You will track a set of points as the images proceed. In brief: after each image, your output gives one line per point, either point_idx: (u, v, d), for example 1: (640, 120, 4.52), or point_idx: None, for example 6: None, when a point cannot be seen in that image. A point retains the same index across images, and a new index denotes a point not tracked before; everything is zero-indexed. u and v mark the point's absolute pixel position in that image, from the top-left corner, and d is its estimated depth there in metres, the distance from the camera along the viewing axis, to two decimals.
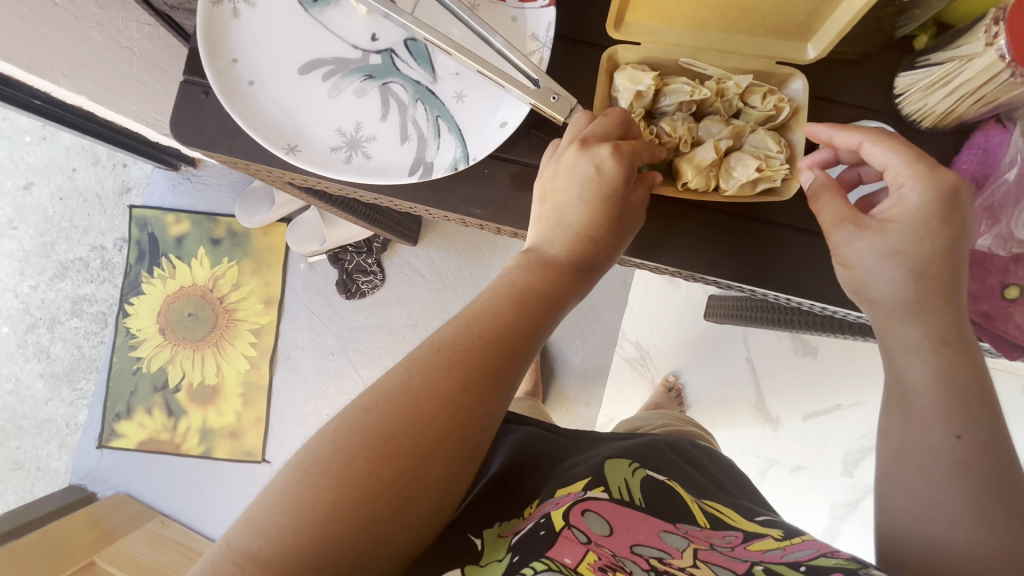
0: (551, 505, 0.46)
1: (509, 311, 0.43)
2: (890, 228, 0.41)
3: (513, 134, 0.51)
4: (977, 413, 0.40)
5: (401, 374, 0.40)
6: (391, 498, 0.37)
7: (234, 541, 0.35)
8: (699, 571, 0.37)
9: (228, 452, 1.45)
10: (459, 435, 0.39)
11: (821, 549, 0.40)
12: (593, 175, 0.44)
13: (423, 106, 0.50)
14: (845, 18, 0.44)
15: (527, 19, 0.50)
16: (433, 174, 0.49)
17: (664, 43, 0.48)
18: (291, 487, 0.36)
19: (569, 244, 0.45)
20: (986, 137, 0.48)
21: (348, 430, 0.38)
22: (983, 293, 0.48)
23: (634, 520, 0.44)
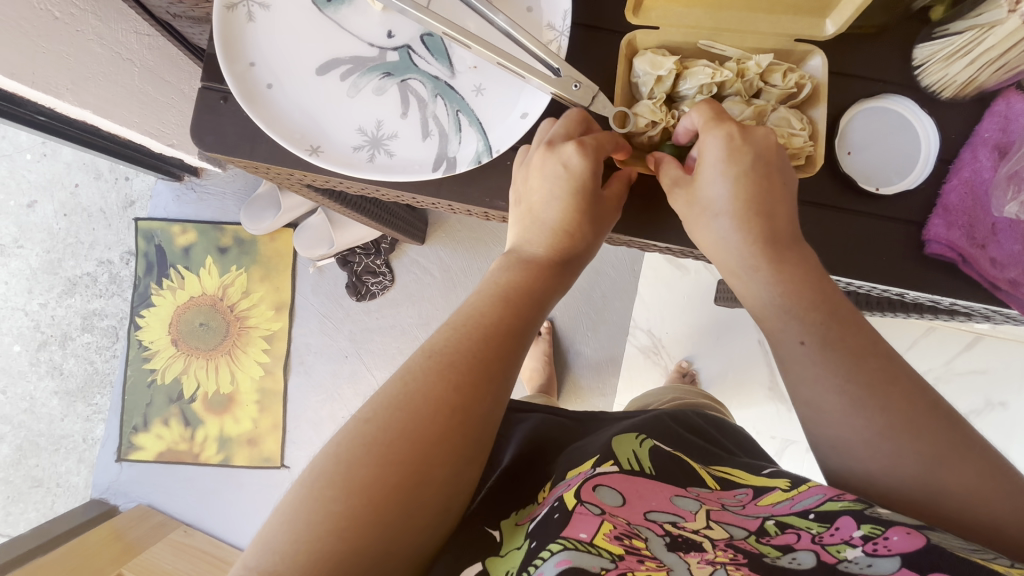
0: (563, 487, 0.44)
1: (497, 310, 0.44)
2: (698, 178, 0.45)
3: (534, 125, 0.51)
4: (817, 311, 0.42)
5: (396, 383, 0.41)
6: (399, 503, 0.37)
7: (249, 562, 0.35)
8: (714, 533, 0.38)
9: (248, 459, 1.45)
10: (458, 433, 0.39)
11: (827, 492, 0.39)
12: (562, 173, 0.45)
13: (442, 100, 0.50)
14: None
15: (543, 9, 0.50)
16: (457, 168, 0.49)
17: (683, 25, 0.48)
18: (298, 503, 0.37)
19: (548, 241, 0.47)
20: (1008, 105, 0.48)
21: (352, 442, 0.39)
22: (1012, 260, 0.48)
23: (646, 488, 0.43)
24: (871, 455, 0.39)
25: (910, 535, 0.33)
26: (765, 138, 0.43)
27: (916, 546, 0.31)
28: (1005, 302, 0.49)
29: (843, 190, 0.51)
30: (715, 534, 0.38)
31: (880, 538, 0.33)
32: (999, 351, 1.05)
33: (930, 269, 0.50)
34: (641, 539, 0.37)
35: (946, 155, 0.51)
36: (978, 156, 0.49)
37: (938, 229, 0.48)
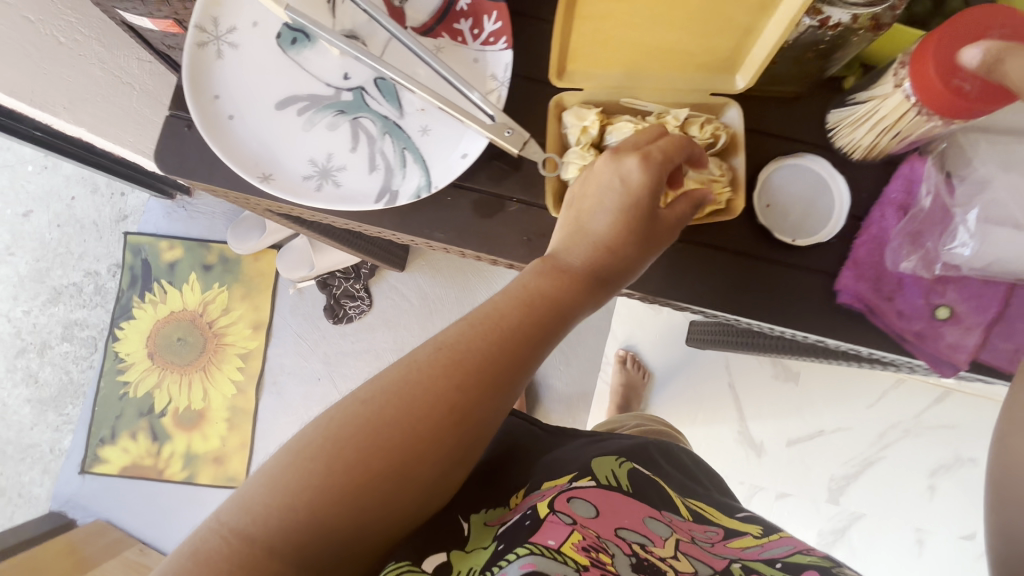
0: (539, 496, 0.47)
1: (515, 315, 0.44)
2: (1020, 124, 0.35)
3: (474, 165, 0.54)
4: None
5: (395, 368, 0.42)
6: (381, 487, 0.38)
7: (224, 514, 0.37)
8: (680, 564, 0.41)
9: (212, 477, 1.45)
10: (452, 431, 0.40)
11: (795, 547, 0.46)
12: (618, 183, 0.45)
13: (390, 138, 0.54)
14: (765, 51, 0.46)
15: (488, 61, 0.55)
16: (398, 201, 0.53)
17: (608, 85, 0.51)
18: (282, 469, 0.38)
19: (587, 254, 0.46)
20: (911, 168, 0.52)
21: (345, 419, 0.39)
22: (916, 314, 0.52)
23: (619, 505, 0.47)
24: None
25: None
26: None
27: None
28: (912, 352, 0.52)
29: (759, 239, 0.54)
30: (681, 565, 0.41)
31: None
32: (969, 407, 1.09)
33: (842, 321, 0.53)
34: (607, 555, 0.38)
35: (857, 212, 0.54)
36: (885, 215, 0.52)
37: (849, 280, 0.52)
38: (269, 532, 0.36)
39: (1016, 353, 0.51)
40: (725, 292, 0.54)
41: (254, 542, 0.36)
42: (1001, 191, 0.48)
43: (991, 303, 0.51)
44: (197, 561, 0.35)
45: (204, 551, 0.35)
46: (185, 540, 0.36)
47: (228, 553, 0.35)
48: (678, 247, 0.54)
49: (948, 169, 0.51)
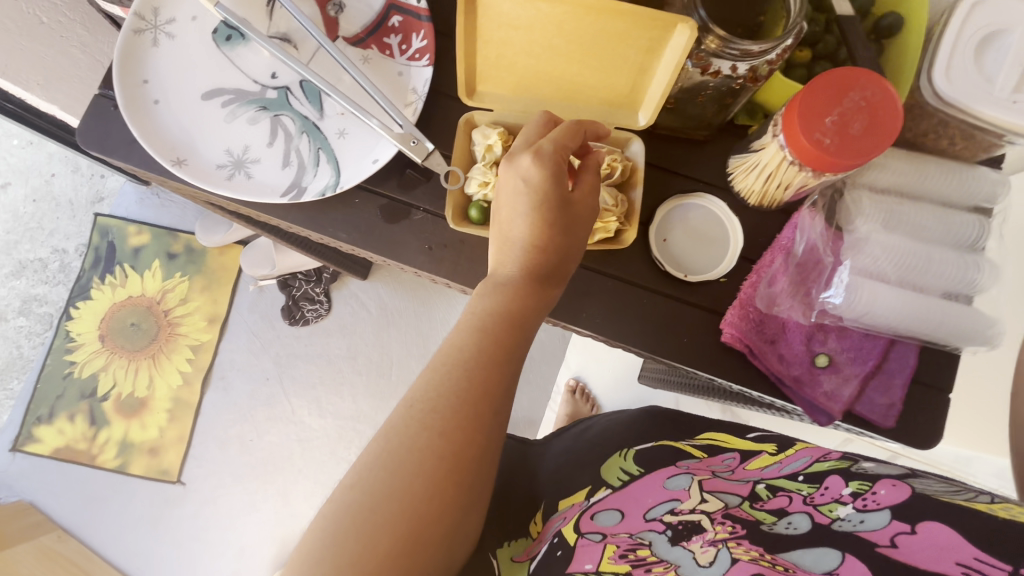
0: (560, 522, 0.56)
1: (477, 353, 0.42)
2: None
3: (385, 171, 0.56)
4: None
5: (374, 441, 0.39)
6: (399, 566, 0.35)
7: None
8: (709, 507, 0.44)
9: (144, 468, 1.42)
10: (451, 480, 0.38)
11: (813, 455, 0.44)
12: (523, 185, 0.44)
13: (307, 138, 0.56)
14: (661, 87, 0.48)
15: (411, 75, 0.57)
16: (303, 198, 0.54)
17: (515, 109, 0.53)
18: None
19: (523, 263, 0.45)
20: (799, 219, 0.54)
21: (336, 512, 0.36)
22: (796, 359, 0.53)
23: (641, 492, 0.52)
24: None
25: (897, 487, 0.36)
26: None
27: (905, 497, 0.34)
28: (789, 396, 0.52)
29: (654, 273, 0.55)
30: (711, 506, 0.44)
31: (868, 493, 0.36)
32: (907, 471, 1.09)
33: (723, 360, 0.54)
34: (645, 548, 0.45)
35: (749, 255, 0.55)
36: (774, 260, 0.54)
37: (737, 323, 0.52)
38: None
39: (890, 409, 0.52)
40: (612, 322, 0.55)
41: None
42: (876, 246, 0.50)
43: (868, 358, 0.52)
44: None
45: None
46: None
47: None
48: (617, 289, 0.55)
49: (838, 221, 0.53)
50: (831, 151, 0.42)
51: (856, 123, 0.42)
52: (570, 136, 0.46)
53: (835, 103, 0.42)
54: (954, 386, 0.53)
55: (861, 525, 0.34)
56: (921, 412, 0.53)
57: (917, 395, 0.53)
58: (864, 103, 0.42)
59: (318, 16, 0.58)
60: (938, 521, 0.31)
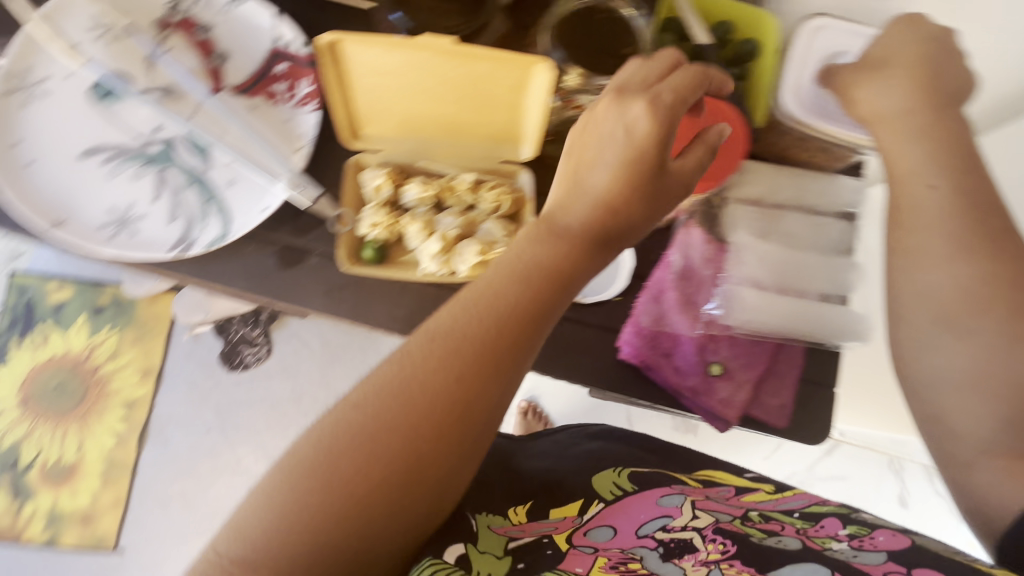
0: (550, 527, 0.55)
1: (511, 305, 0.39)
2: (880, 70, 0.46)
3: (277, 217, 0.56)
4: (1007, 267, 0.40)
5: (387, 371, 0.38)
6: (388, 500, 0.36)
7: (244, 523, 0.36)
8: (699, 522, 0.51)
9: (77, 538, 1.34)
10: (457, 430, 0.38)
11: (810, 499, 0.52)
12: (622, 132, 0.40)
13: (195, 190, 0.56)
14: (536, 121, 0.50)
15: (299, 121, 0.58)
16: (191, 252, 0.54)
17: (402, 148, 0.54)
18: (277, 487, 0.36)
19: (586, 213, 0.40)
20: (681, 234, 0.56)
21: (338, 431, 0.37)
22: (691, 370, 0.55)
23: (635, 505, 0.55)
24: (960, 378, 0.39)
25: (895, 537, 0.44)
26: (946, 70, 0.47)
27: (901, 546, 0.43)
28: (688, 406, 0.55)
29: None
30: (703, 523, 0.51)
31: (867, 536, 0.45)
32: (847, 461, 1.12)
33: (623, 377, 0.56)
34: (637, 561, 0.50)
35: (641, 272, 0.57)
36: (661, 277, 0.56)
37: (630, 341, 0.54)
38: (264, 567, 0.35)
39: (782, 409, 0.55)
40: None
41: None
42: (751, 255, 0.55)
43: (758, 363, 0.55)
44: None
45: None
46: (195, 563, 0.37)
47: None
48: None
49: (721, 234, 0.56)
50: None
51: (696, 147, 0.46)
52: (688, 89, 0.40)
53: (689, 131, 0.47)
54: (837, 381, 0.56)
55: (857, 558, 0.43)
56: (811, 409, 0.55)
57: (807, 393, 0.56)
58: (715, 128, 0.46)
59: (200, 67, 0.58)
60: (928, 568, 0.39)
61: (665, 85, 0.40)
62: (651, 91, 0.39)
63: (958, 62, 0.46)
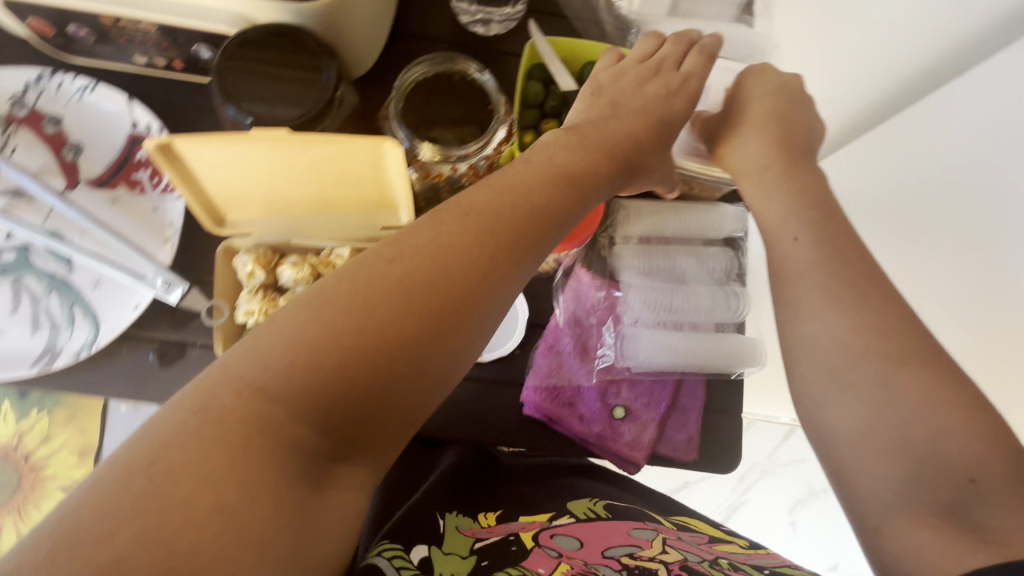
0: (517, 526, 0.43)
1: (539, 188, 0.40)
2: (739, 128, 0.46)
3: (151, 313, 0.53)
4: (886, 316, 0.35)
5: (418, 231, 0.35)
6: (409, 358, 0.32)
7: (225, 371, 0.30)
8: (669, 558, 0.38)
9: None
10: (480, 296, 0.35)
11: (785, 559, 0.42)
12: (661, 94, 0.49)
13: (57, 296, 0.52)
14: (401, 189, 0.49)
15: (167, 209, 0.55)
16: (55, 364, 0.50)
17: (274, 229, 0.53)
18: (296, 324, 0.31)
19: (619, 130, 0.46)
20: (570, 283, 0.56)
21: (369, 271, 0.33)
22: (595, 417, 0.55)
23: (603, 529, 0.43)
24: (859, 437, 0.33)
25: None
26: (805, 124, 0.46)
27: None
28: (596, 453, 0.55)
29: None
30: (671, 558, 0.38)
31: None
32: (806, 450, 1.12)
33: (529, 432, 0.54)
34: None
35: (538, 320, 0.57)
36: (554, 327, 0.55)
37: (532, 398, 0.53)
38: (251, 430, 0.29)
39: (688, 443, 0.55)
40: None
41: (232, 446, 0.28)
42: (638, 295, 0.55)
43: (659, 400, 0.55)
44: (157, 452, 0.27)
45: (158, 449, 0.27)
46: (157, 410, 0.29)
47: (229, 416, 0.28)
48: None
49: (610, 274, 0.57)
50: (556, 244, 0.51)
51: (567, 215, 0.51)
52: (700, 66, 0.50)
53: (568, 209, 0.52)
54: (741, 407, 0.56)
55: None
56: (718, 438, 0.56)
57: (714, 423, 0.56)
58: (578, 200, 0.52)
59: (54, 164, 0.55)
60: None
61: (681, 65, 0.50)
62: (678, 67, 0.50)
63: (808, 111, 0.47)
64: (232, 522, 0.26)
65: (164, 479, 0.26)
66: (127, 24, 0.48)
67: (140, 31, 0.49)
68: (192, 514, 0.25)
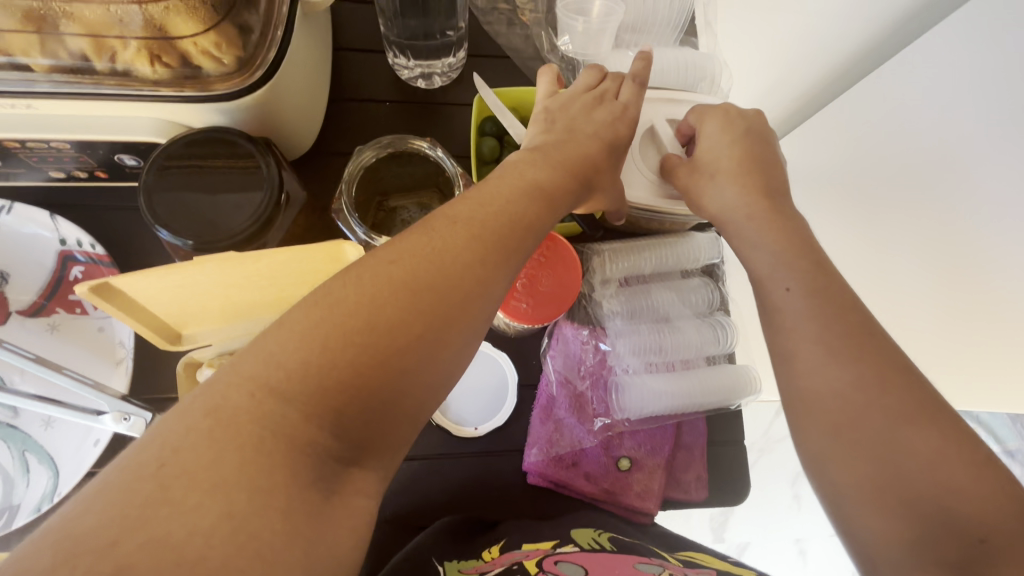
0: (521, 554, 0.43)
1: (520, 200, 0.38)
2: (714, 175, 0.45)
3: (115, 444, 0.49)
4: (889, 372, 0.35)
5: (417, 231, 0.34)
6: (417, 353, 0.30)
7: (241, 370, 0.28)
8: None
9: None
10: (482, 289, 0.33)
11: None
12: (618, 113, 0.47)
13: (5, 445, 0.48)
14: None
15: (113, 326, 0.51)
16: (15, 521, 0.45)
17: (235, 336, 0.49)
18: (309, 321, 0.29)
19: (586, 142, 0.45)
20: (557, 337, 0.55)
21: (374, 269, 0.31)
22: (602, 472, 0.54)
23: (609, 561, 0.41)
24: (866, 492, 0.34)
25: None
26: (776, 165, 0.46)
27: None
28: (609, 509, 0.53)
29: (444, 436, 0.53)
30: None
31: None
32: None
33: (538, 499, 0.53)
34: None
35: (528, 379, 0.55)
36: (545, 384, 0.54)
37: (535, 463, 0.52)
38: (262, 433, 0.26)
39: (698, 481, 0.54)
40: (420, 504, 0.52)
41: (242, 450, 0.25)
42: (627, 342, 0.53)
43: (663, 445, 0.54)
44: (167, 454, 0.24)
45: (167, 452, 0.24)
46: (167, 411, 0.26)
47: (241, 420, 0.26)
48: (419, 465, 0.52)
49: (595, 323, 0.55)
50: (532, 311, 0.45)
51: (545, 281, 0.46)
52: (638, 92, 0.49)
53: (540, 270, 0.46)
54: (743, 434, 0.56)
55: None
56: (726, 470, 0.55)
57: (718, 456, 0.55)
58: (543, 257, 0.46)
59: None
60: None
61: (620, 95, 0.48)
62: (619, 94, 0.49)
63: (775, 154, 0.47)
64: (242, 531, 0.23)
65: (176, 481, 0.24)
66: (35, 145, 0.43)
67: (52, 148, 0.44)
68: (201, 520, 0.23)
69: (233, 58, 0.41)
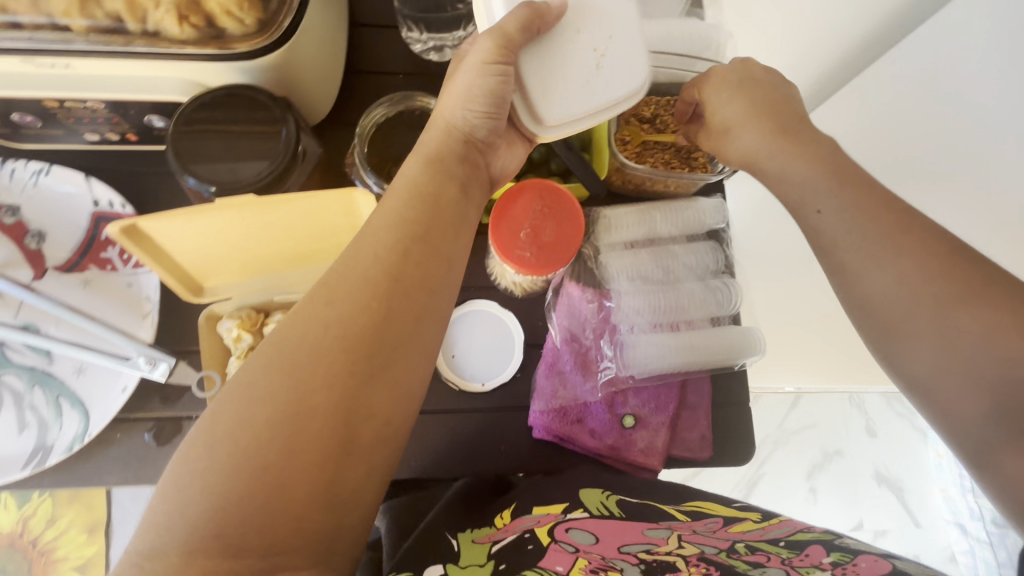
0: (531, 522, 0.41)
1: (414, 236, 0.37)
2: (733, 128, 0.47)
3: (141, 392, 0.52)
4: (929, 250, 0.38)
5: (302, 314, 0.34)
6: (339, 421, 0.31)
7: (172, 499, 0.29)
8: (687, 550, 0.33)
9: None
10: (392, 338, 0.34)
11: (795, 525, 0.36)
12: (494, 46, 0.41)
13: (41, 389, 0.51)
14: None
15: (142, 283, 0.53)
16: (48, 461, 0.49)
17: (255, 290, 0.52)
18: (214, 430, 0.30)
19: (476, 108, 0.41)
20: (565, 296, 0.56)
21: (260, 366, 0.32)
22: (607, 429, 0.54)
23: (617, 526, 0.38)
24: (952, 387, 0.36)
25: (877, 562, 0.30)
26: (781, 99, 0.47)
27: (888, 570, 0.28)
28: (612, 465, 0.54)
29: (452, 392, 0.54)
30: (687, 551, 0.33)
31: (850, 564, 0.29)
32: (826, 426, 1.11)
33: (542, 455, 0.54)
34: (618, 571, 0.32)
35: (534, 339, 0.57)
36: (552, 342, 0.56)
37: (541, 417, 0.53)
38: (213, 551, 0.28)
39: (702, 441, 0.55)
40: (427, 456, 0.53)
41: (215, 563, 0.28)
42: (632, 299, 0.54)
43: (668, 404, 0.55)
44: None
45: None
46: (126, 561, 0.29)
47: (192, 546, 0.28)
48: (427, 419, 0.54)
49: (599, 283, 0.56)
50: (535, 261, 0.46)
51: (548, 232, 0.47)
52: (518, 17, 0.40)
53: (544, 221, 0.47)
54: (748, 396, 0.57)
55: None
56: (729, 432, 0.56)
57: (722, 415, 0.56)
58: (545, 209, 0.47)
59: (18, 255, 0.53)
60: None
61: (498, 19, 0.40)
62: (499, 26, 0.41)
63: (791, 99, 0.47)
64: None
65: None
66: (73, 105, 0.46)
67: (88, 109, 0.47)
68: None
69: (254, 20, 0.43)
